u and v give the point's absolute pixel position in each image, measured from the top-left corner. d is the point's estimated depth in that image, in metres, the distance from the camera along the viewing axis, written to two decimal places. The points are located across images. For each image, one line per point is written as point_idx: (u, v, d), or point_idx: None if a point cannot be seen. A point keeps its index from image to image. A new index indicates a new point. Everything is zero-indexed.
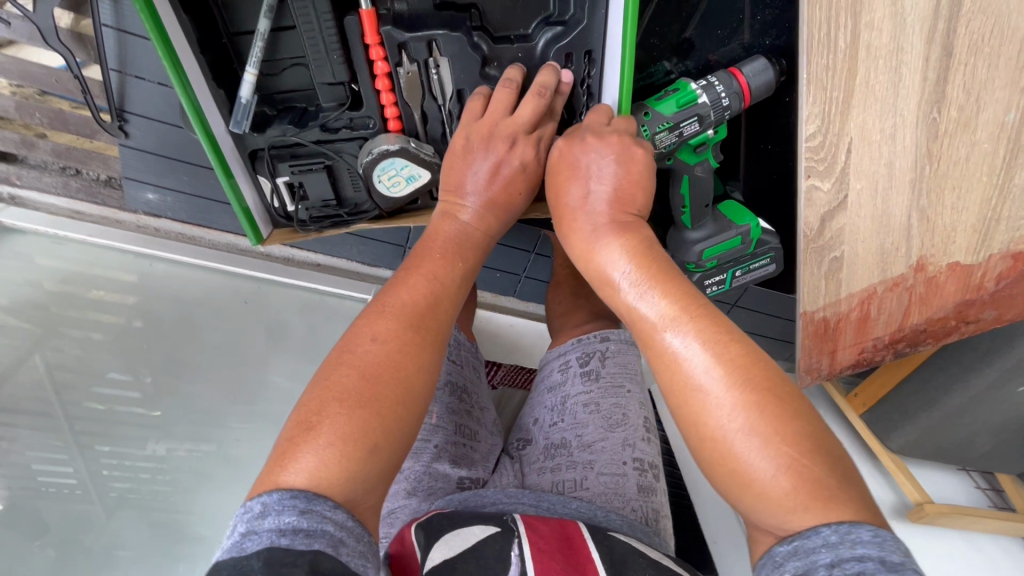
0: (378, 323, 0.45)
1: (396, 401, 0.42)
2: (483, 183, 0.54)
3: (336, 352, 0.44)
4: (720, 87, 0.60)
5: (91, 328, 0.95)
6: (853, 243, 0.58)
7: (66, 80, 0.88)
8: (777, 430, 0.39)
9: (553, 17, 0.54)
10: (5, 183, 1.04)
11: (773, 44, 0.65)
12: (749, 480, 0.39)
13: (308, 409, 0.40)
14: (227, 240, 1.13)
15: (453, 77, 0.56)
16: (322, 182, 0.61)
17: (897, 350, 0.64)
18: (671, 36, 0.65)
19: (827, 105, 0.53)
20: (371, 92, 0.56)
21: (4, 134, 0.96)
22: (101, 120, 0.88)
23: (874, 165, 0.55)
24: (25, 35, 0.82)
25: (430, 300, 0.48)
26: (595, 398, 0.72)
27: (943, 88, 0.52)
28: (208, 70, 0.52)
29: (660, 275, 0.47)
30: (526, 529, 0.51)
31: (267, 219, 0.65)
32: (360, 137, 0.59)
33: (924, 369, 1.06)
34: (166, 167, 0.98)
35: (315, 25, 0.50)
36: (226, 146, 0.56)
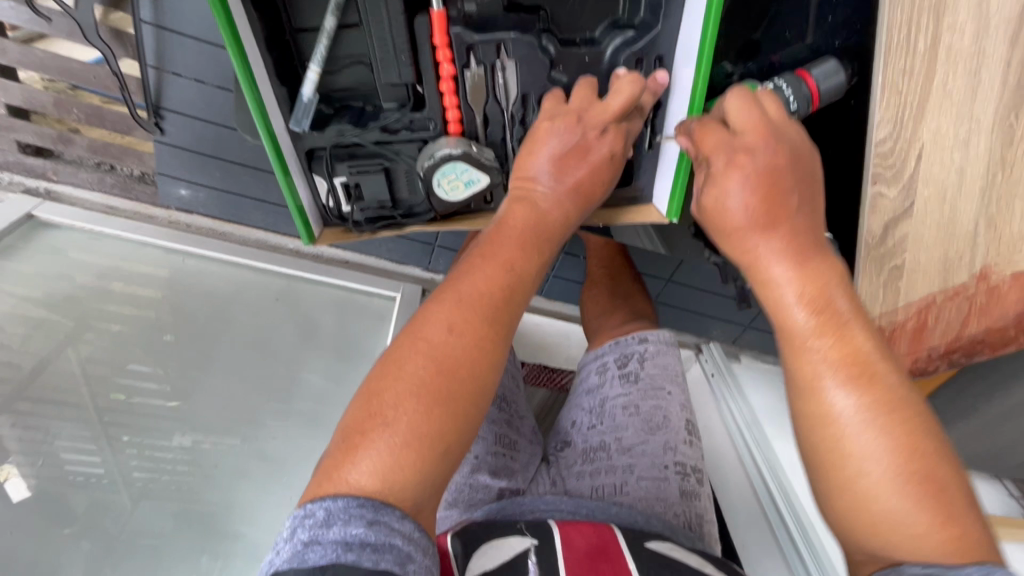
0: (453, 312, 0.42)
1: (468, 400, 0.41)
2: (564, 168, 0.51)
3: (410, 334, 0.42)
4: (788, 90, 0.58)
5: (115, 320, 0.95)
6: (916, 250, 0.56)
7: (104, 76, 0.89)
8: (922, 483, 0.43)
9: (622, 21, 0.53)
10: (40, 177, 1.05)
11: (842, 46, 0.62)
12: (889, 518, 0.43)
13: (381, 400, 0.39)
14: (257, 236, 1.13)
15: (519, 80, 0.55)
16: (379, 184, 0.60)
17: (951, 361, 0.60)
18: (736, 38, 0.64)
19: (900, 110, 0.52)
20: (434, 94, 0.55)
21: (41, 129, 0.96)
22: (137, 116, 0.88)
23: (944, 171, 0.53)
24: (64, 30, 0.81)
25: (507, 288, 0.45)
26: (635, 400, 0.71)
27: (1022, 93, 0.50)
28: (272, 67, 0.51)
29: (834, 312, 0.47)
30: (563, 544, 0.49)
31: (318, 219, 0.64)
32: (419, 138, 0.58)
33: (964, 377, 1.04)
34: (200, 162, 0.98)
35: (387, 24, 0.50)
36: (286, 145, 0.55)
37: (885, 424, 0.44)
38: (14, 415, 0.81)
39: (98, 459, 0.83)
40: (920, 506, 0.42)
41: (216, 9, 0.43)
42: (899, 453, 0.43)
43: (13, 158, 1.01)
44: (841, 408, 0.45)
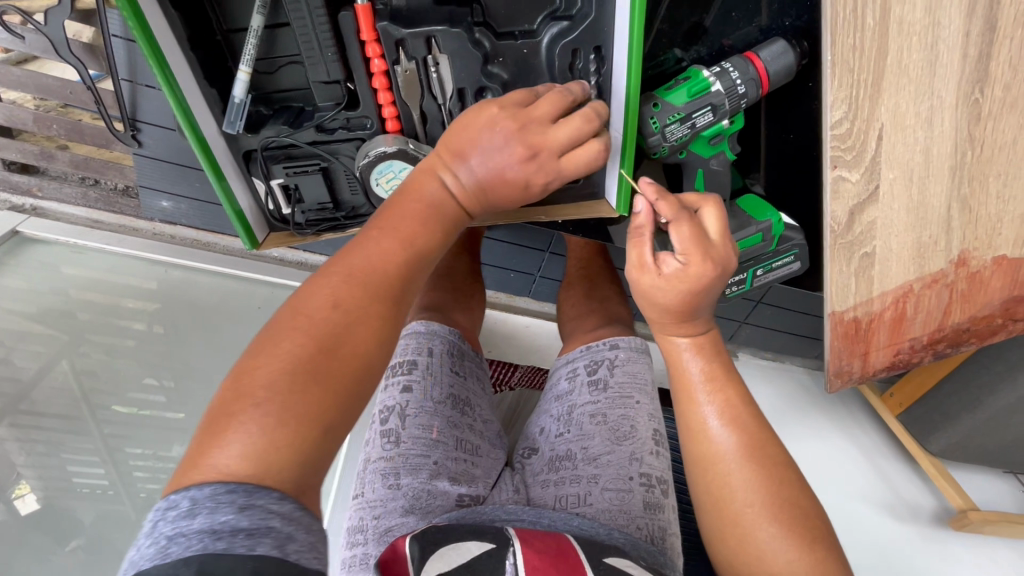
0: (339, 288, 0.42)
1: (352, 375, 0.40)
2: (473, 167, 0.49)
3: (292, 317, 0.40)
4: (735, 74, 0.57)
5: (128, 336, 0.96)
6: (887, 237, 0.53)
7: (80, 91, 0.90)
8: (786, 510, 0.47)
9: (559, 12, 0.52)
10: (26, 194, 1.05)
11: (792, 25, 0.63)
12: (761, 554, 0.46)
13: (253, 377, 0.37)
14: (242, 245, 1.13)
15: (453, 75, 0.54)
16: (318, 184, 0.60)
17: (936, 352, 0.60)
18: (680, 21, 0.62)
19: (854, 89, 0.48)
20: (368, 91, 0.54)
21: (24, 145, 0.96)
22: (114, 129, 0.88)
23: (908, 152, 0.51)
24: (39, 48, 0.83)
25: (399, 273, 0.45)
26: (603, 409, 0.69)
27: (986, 65, 0.48)
28: (199, 68, 0.51)
29: (728, 375, 0.52)
30: (521, 545, 0.48)
31: (264, 225, 0.64)
32: (357, 138, 0.57)
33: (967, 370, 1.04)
34: (180, 174, 0.98)
35: (309, 23, 0.49)
36: (219, 148, 0.54)
37: (760, 463, 0.49)
38: (17, 429, 0.82)
39: (102, 470, 0.84)
40: (793, 546, 0.45)
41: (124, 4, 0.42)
42: (764, 484, 0.48)
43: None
44: (723, 447, 0.49)
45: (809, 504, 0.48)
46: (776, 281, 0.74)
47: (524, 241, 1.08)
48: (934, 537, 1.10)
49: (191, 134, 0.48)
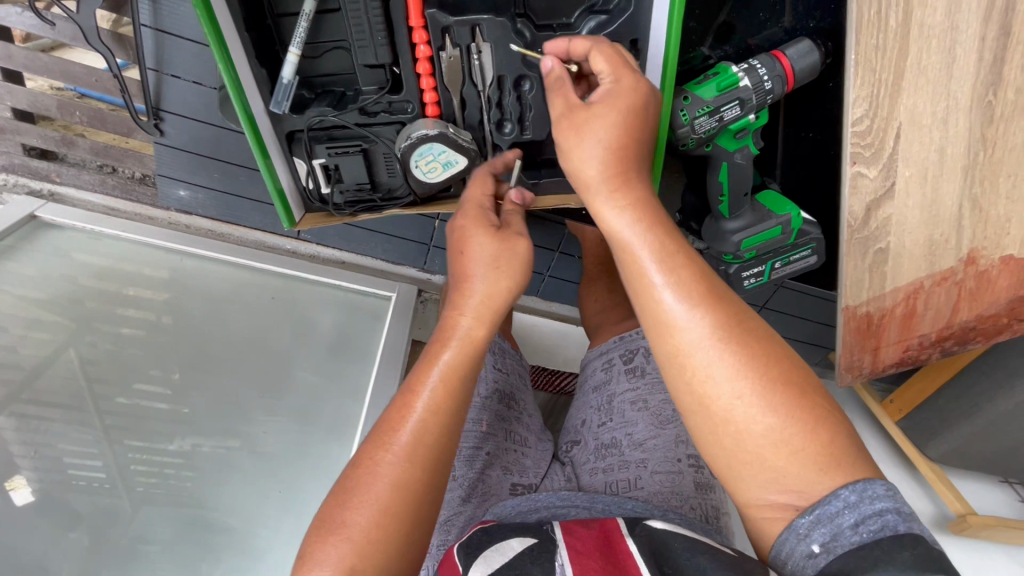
0: (400, 425, 0.47)
1: (420, 496, 0.45)
2: (466, 267, 0.52)
3: (362, 464, 0.45)
4: (762, 71, 0.60)
5: (124, 325, 0.96)
6: (901, 233, 0.56)
7: (105, 80, 0.91)
8: (772, 390, 0.42)
9: (598, 6, 0.54)
10: (44, 179, 1.05)
11: (817, 27, 0.65)
12: (757, 443, 0.42)
13: (333, 515, 0.43)
14: (254, 237, 1.14)
15: (495, 61, 0.56)
16: (358, 165, 0.61)
17: (943, 349, 0.62)
18: (711, 19, 0.64)
19: (876, 88, 0.51)
20: (412, 76, 0.56)
21: (45, 131, 0.98)
22: (138, 119, 0.90)
23: (924, 151, 0.53)
24: (68, 35, 0.84)
25: (452, 396, 0.48)
26: (643, 395, 0.70)
27: (999, 68, 0.51)
28: (251, 49, 0.53)
29: (670, 234, 0.46)
30: (563, 536, 0.47)
31: (300, 204, 0.65)
32: (398, 121, 0.59)
33: (968, 374, 1.05)
34: (199, 164, 0.99)
35: (362, 7, 0.50)
36: (265, 126, 0.56)
37: (731, 341, 0.43)
38: (15, 418, 0.82)
39: (100, 462, 0.83)
40: (785, 423, 0.42)
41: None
42: (744, 367, 0.43)
43: (18, 160, 1.02)
44: (689, 331, 0.44)
45: (796, 377, 0.43)
46: (790, 275, 0.78)
47: (536, 240, 1.09)
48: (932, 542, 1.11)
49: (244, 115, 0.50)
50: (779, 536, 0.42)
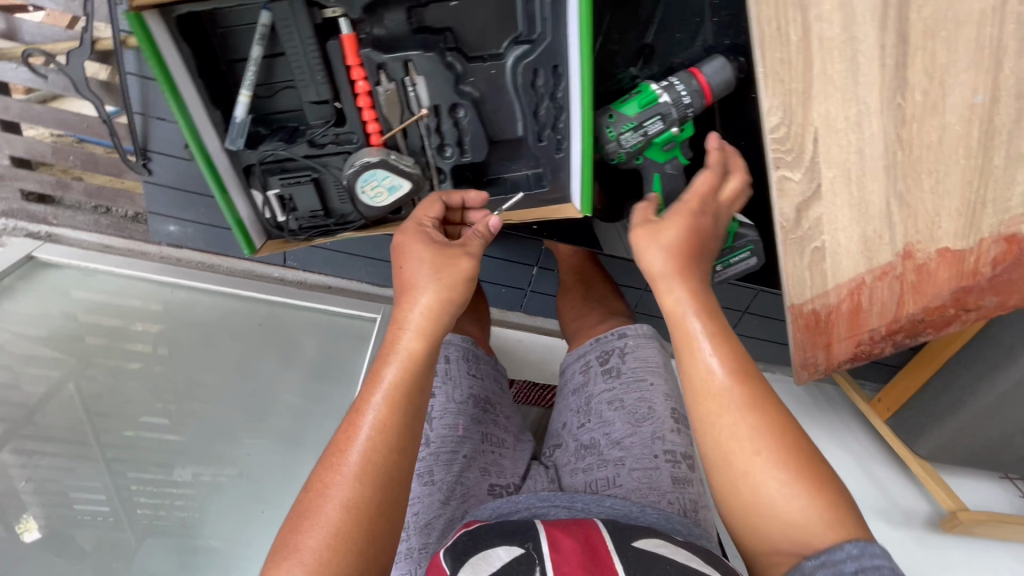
0: (349, 445, 0.49)
1: (373, 512, 0.47)
2: (407, 282, 0.56)
3: (313, 486, 0.48)
4: (680, 87, 0.65)
5: (131, 359, 1.00)
6: (834, 231, 0.59)
7: (96, 125, 0.96)
8: (790, 457, 0.49)
9: (523, 36, 0.58)
10: (42, 221, 1.10)
11: (731, 44, 0.69)
12: (780, 505, 0.47)
13: (291, 543, 0.45)
14: (243, 266, 1.18)
15: (430, 92, 0.60)
16: (311, 193, 0.65)
17: (895, 341, 0.63)
18: (631, 43, 0.70)
19: (787, 96, 0.54)
20: (354, 110, 0.60)
21: (42, 177, 1.03)
22: (127, 160, 0.96)
23: (843, 153, 0.56)
24: (61, 86, 0.90)
25: (397, 413, 0.50)
26: (619, 395, 0.71)
27: (903, 73, 0.51)
28: (204, 92, 0.58)
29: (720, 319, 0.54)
30: (548, 547, 0.47)
31: (263, 232, 0.70)
32: (345, 152, 0.63)
33: (951, 370, 1.09)
34: (187, 200, 1.04)
35: (301, 50, 0.55)
36: (221, 162, 0.61)
37: (757, 411, 0.50)
38: (19, 453, 0.85)
39: (103, 497, 0.86)
40: (795, 488, 0.47)
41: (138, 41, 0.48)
42: (770, 433, 0.49)
43: (18, 205, 1.07)
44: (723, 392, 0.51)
45: (813, 453, 0.50)
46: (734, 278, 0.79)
47: (514, 256, 1.13)
48: (930, 541, 1.11)
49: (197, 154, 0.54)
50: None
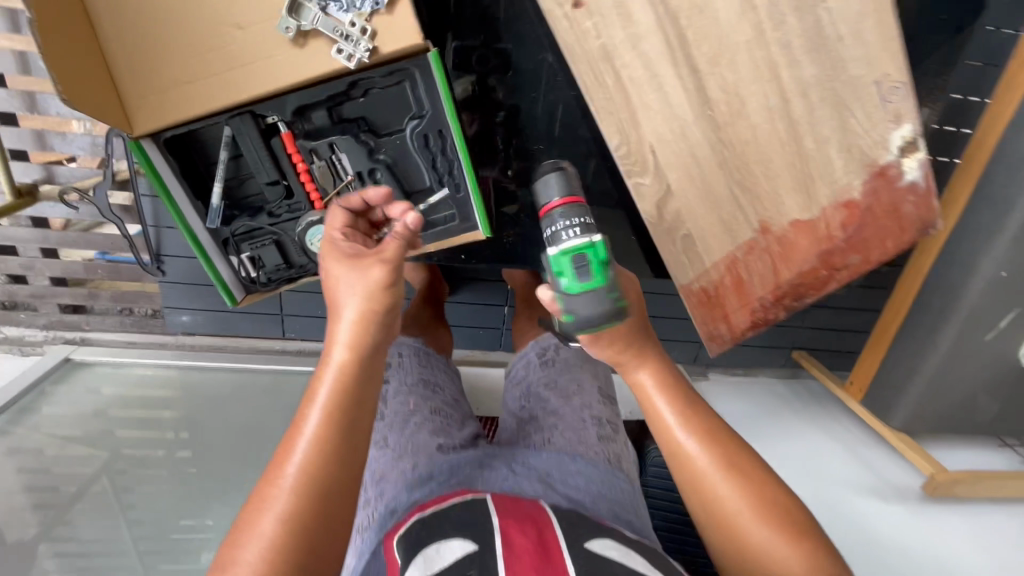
0: (283, 466, 0.50)
1: (311, 529, 0.49)
2: (332, 299, 0.57)
3: (259, 489, 0.50)
4: (577, 227, 0.61)
5: (152, 447, 1.14)
6: (693, 222, 0.74)
7: (118, 240, 1.16)
8: (766, 505, 0.57)
9: (416, 113, 0.76)
10: (76, 328, 1.27)
11: (572, 93, 0.97)
12: (760, 553, 0.55)
13: (227, 561, 0.47)
14: (246, 343, 1.31)
15: (353, 164, 0.78)
16: (276, 253, 0.81)
17: (784, 305, 0.75)
18: (501, 105, 0.97)
19: (618, 121, 0.69)
20: (299, 185, 0.77)
21: (75, 290, 1.22)
22: (144, 265, 1.16)
23: (680, 157, 0.70)
24: (89, 214, 1.13)
25: (338, 423, 0.52)
26: (553, 378, 0.82)
27: (704, 93, 0.66)
28: (189, 189, 0.76)
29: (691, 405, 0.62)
30: (502, 546, 0.52)
31: (241, 288, 0.86)
32: (298, 217, 0.80)
33: (899, 340, 1.15)
34: (196, 291, 1.22)
35: (252, 147, 0.72)
36: (204, 238, 0.78)
37: (736, 479, 0.58)
38: (59, 556, 0.96)
39: None
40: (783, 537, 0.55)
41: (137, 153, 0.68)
42: (747, 491, 0.57)
43: (56, 317, 1.25)
44: (698, 459, 0.59)
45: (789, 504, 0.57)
46: None
47: (483, 297, 1.27)
48: (925, 510, 1.14)
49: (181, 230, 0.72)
50: None
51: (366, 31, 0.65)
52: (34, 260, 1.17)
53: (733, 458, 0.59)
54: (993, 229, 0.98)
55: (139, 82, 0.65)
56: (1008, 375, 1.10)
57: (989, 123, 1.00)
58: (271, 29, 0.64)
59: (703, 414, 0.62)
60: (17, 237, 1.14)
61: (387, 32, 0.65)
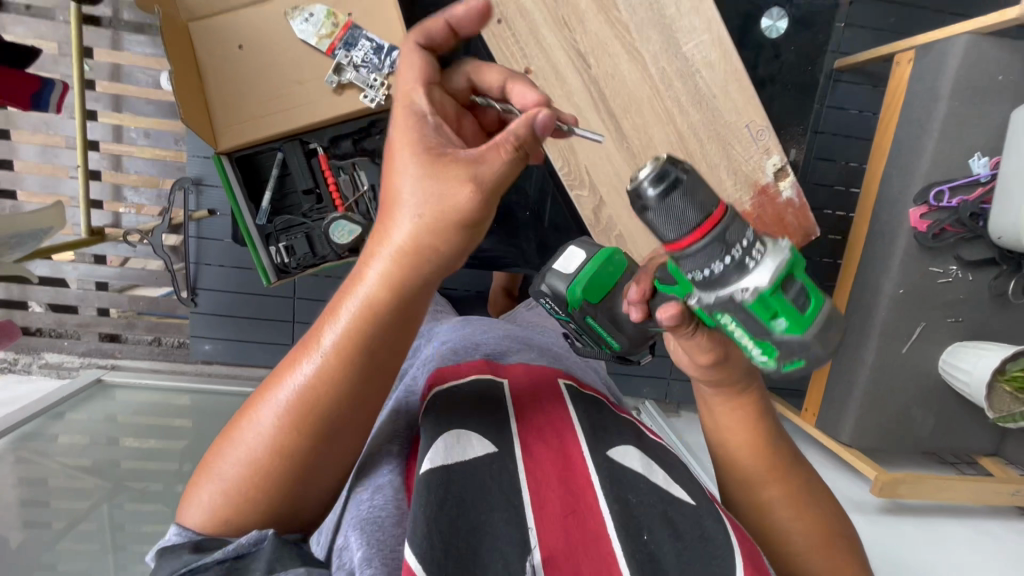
0: (276, 388, 0.42)
1: (301, 464, 0.43)
2: (387, 206, 0.39)
3: (261, 387, 0.44)
4: (741, 262, 0.37)
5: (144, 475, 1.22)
6: (622, 225, 0.95)
7: (161, 276, 1.38)
8: (830, 544, 0.54)
9: None
10: (108, 357, 1.45)
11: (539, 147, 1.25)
12: None
13: (216, 450, 0.44)
14: (259, 372, 1.47)
15: (368, 178, 1.00)
16: (304, 242, 1.00)
17: None
18: None
19: (562, 154, 0.94)
20: (326, 192, 0.99)
21: (115, 319, 1.41)
22: (180, 296, 1.35)
23: (608, 176, 0.93)
24: (143, 253, 1.35)
25: (345, 374, 0.41)
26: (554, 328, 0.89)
27: (621, 130, 0.91)
28: (248, 193, 0.99)
29: (769, 442, 0.54)
30: (524, 458, 0.51)
31: (276, 274, 1.03)
32: (324, 216, 1.01)
33: (838, 362, 1.29)
34: (221, 322, 1.41)
35: (297, 163, 0.98)
36: (253, 229, 0.99)
37: (803, 513, 0.54)
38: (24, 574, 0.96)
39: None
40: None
41: (217, 161, 0.92)
42: (813, 530, 0.54)
43: (94, 346, 1.44)
44: (768, 500, 0.55)
45: (849, 539, 0.55)
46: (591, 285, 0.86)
47: None
48: (885, 521, 1.20)
49: (237, 213, 0.93)
50: None
51: (385, 85, 0.91)
52: (88, 293, 1.39)
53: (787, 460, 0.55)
54: (886, 252, 1.19)
55: (227, 115, 0.90)
56: (936, 388, 1.23)
57: (871, 175, 1.25)
58: (322, 83, 0.91)
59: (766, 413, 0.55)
60: (79, 271, 1.37)
61: None
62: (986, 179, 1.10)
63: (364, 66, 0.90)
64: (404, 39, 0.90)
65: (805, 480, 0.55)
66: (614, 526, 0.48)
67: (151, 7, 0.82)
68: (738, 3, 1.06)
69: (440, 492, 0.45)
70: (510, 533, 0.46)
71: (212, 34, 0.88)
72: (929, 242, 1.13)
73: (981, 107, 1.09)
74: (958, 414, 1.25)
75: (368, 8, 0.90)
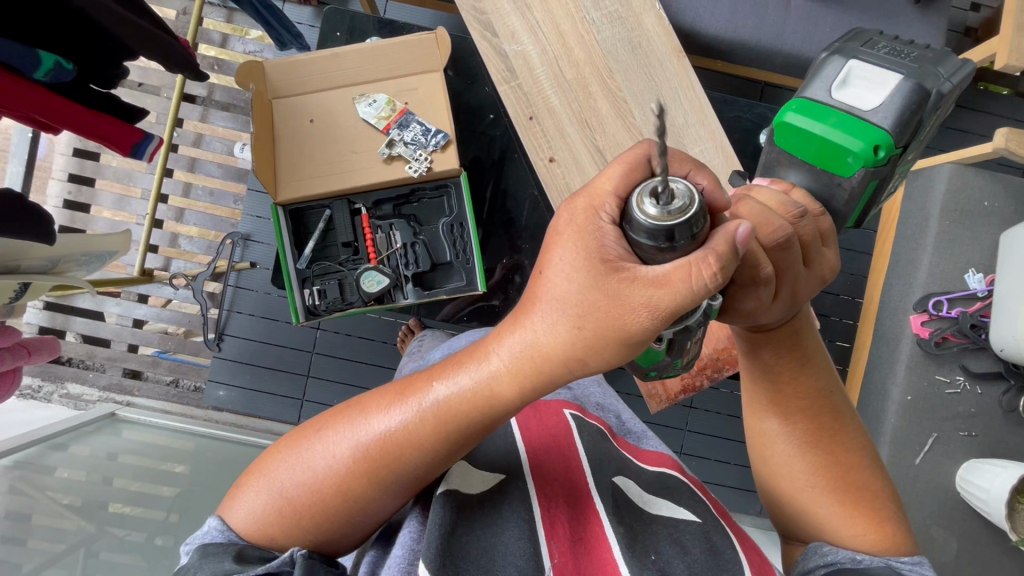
0: (375, 413, 0.50)
1: (365, 495, 0.50)
2: (567, 336, 0.42)
3: (353, 407, 0.52)
4: None
5: None
6: None
7: (193, 320, 1.47)
8: (837, 477, 0.58)
9: (449, 217, 1.12)
10: (126, 394, 1.49)
11: None
12: (821, 523, 0.58)
13: (295, 447, 0.52)
14: (265, 425, 1.47)
15: (403, 236, 1.11)
16: (336, 288, 1.09)
17: (708, 374, 1.04)
18: None
19: None
20: (364, 245, 1.10)
21: (141, 356, 1.48)
22: (208, 339, 1.42)
23: None
24: (184, 296, 1.46)
25: (429, 429, 0.48)
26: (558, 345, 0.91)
27: None
28: (294, 240, 1.09)
29: (790, 383, 0.58)
30: (534, 477, 0.58)
31: (305, 315, 1.11)
32: (357, 267, 1.11)
33: None
34: (238, 369, 1.44)
35: (342, 217, 1.09)
36: (293, 273, 1.08)
37: (811, 448, 0.58)
38: None
39: None
40: (846, 512, 0.57)
41: (273, 210, 1.03)
42: (819, 466, 0.58)
43: (116, 380, 1.49)
44: (775, 436, 0.59)
45: (860, 476, 0.58)
46: (857, 62, 0.68)
47: None
48: None
49: (284, 258, 1.03)
50: (804, 556, 0.59)
51: (428, 160, 1.05)
52: (124, 328, 1.48)
53: (810, 397, 0.58)
54: (891, 356, 1.21)
55: (289, 173, 1.04)
56: (959, 508, 1.17)
57: (875, 283, 1.31)
58: (374, 154, 1.06)
59: (806, 347, 0.57)
60: (122, 307, 1.47)
61: (439, 162, 1.06)
62: (983, 295, 1.15)
63: (413, 144, 1.05)
64: (448, 124, 1.05)
65: (822, 414, 0.59)
66: (621, 549, 0.51)
67: (246, 84, 1.00)
68: (739, 121, 1.21)
69: (453, 514, 0.51)
70: (521, 546, 0.50)
71: (290, 109, 1.05)
72: (932, 350, 1.16)
73: (971, 227, 1.18)
74: (988, 541, 1.16)
75: (422, 100, 1.07)
